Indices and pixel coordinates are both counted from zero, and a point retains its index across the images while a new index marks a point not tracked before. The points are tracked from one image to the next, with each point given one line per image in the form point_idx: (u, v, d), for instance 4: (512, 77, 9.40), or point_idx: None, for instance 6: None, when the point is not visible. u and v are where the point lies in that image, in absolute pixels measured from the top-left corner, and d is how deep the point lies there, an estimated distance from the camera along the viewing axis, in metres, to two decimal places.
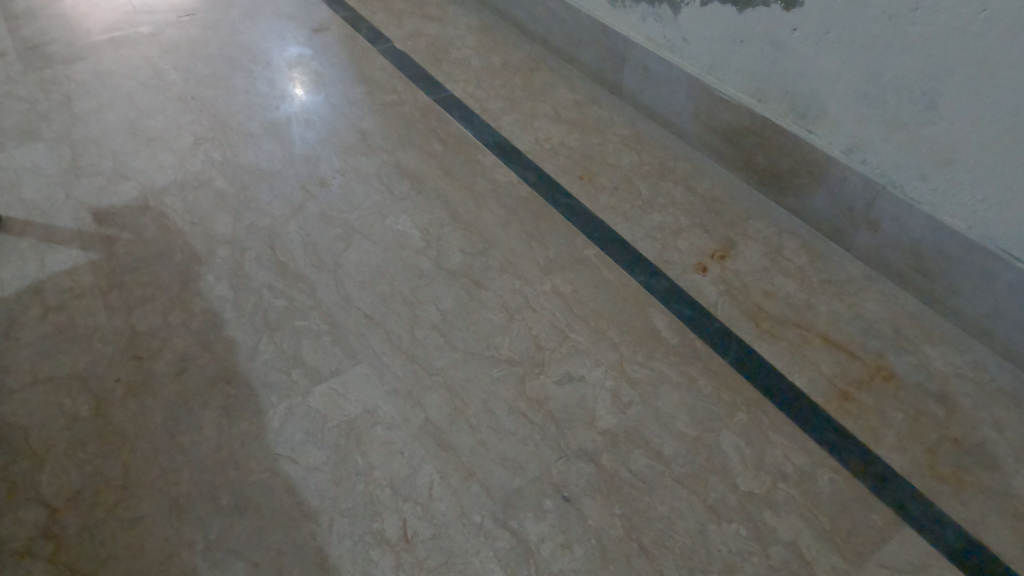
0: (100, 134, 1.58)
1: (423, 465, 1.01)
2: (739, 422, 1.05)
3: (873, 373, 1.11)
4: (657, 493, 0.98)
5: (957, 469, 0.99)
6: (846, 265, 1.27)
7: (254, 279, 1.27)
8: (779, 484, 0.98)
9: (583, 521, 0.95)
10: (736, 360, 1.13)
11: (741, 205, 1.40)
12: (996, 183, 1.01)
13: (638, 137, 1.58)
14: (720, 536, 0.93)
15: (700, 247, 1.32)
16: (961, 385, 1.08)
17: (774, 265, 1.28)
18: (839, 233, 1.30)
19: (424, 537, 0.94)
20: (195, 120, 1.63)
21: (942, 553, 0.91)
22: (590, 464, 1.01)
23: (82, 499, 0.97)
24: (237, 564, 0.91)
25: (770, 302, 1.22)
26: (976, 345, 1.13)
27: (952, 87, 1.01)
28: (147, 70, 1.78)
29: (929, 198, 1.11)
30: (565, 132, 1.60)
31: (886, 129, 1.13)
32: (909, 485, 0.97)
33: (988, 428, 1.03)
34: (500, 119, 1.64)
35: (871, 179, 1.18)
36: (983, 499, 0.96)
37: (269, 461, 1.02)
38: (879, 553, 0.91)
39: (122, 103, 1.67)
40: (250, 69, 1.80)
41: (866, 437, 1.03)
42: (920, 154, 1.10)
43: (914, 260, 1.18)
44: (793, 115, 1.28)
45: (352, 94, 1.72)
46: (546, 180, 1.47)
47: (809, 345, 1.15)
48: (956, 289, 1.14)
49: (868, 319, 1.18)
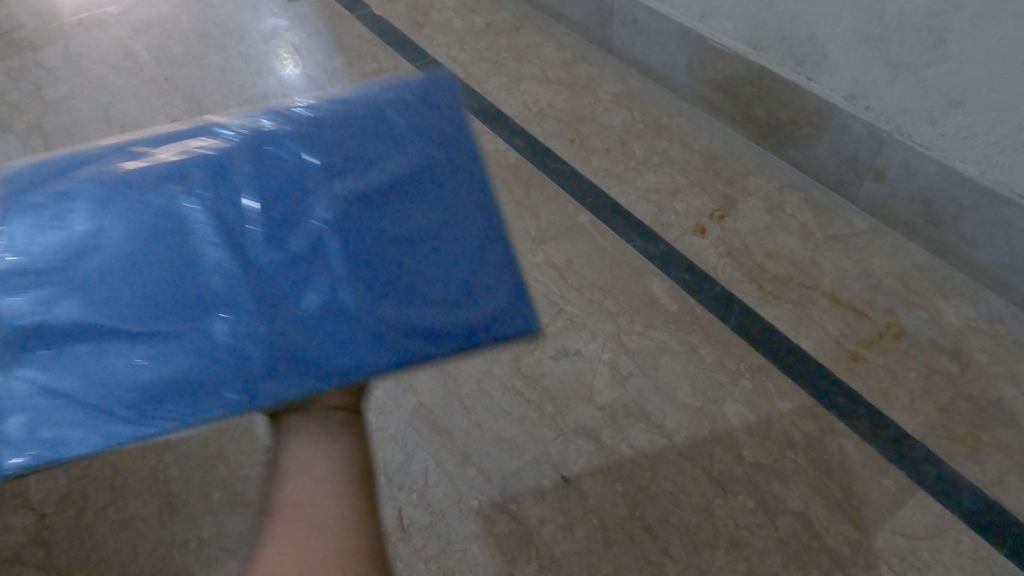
0: (72, 122, 1.53)
1: (418, 451, 0.98)
2: (743, 390, 1.01)
3: (883, 331, 1.06)
4: (661, 468, 0.94)
5: (973, 428, 0.95)
6: (852, 218, 1.22)
7: None
8: (787, 453, 0.94)
9: (584, 501, 0.92)
10: (738, 326, 1.09)
11: (740, 160, 1.34)
12: (1010, 125, 0.95)
13: (630, 94, 1.50)
14: (727, 509, 0.90)
15: (698, 208, 1.27)
16: (975, 340, 1.03)
17: (776, 222, 1.22)
18: (844, 185, 1.23)
19: (421, 525, 0.91)
20: (169, 101, 1.57)
21: (959, 517, 0.87)
22: (590, 441, 0.98)
23: (71, 502, 0.95)
24: (231, 562, 0.89)
25: (773, 262, 1.17)
26: (991, 296, 1.08)
27: (960, 22, 0.93)
28: (118, 51, 1.72)
29: (938, 143, 1.05)
30: (554, 93, 1.53)
31: (890, 72, 1.06)
32: (923, 448, 0.93)
33: (1004, 383, 0.98)
34: (485, 83, 1.57)
35: (876, 127, 1.12)
36: (1000, 459, 0.92)
37: (259, 455, 0.99)
38: (893, 520, 0.88)
39: (93, 88, 1.61)
40: (224, 44, 1.73)
41: (877, 399, 0.99)
42: (928, 97, 1.03)
43: (924, 210, 1.12)
44: (791, 62, 1.21)
45: (330, 65, 1.65)
46: (535, 145, 1.41)
47: (815, 304, 1.10)
48: (968, 239, 1.08)
49: (876, 274, 1.13)
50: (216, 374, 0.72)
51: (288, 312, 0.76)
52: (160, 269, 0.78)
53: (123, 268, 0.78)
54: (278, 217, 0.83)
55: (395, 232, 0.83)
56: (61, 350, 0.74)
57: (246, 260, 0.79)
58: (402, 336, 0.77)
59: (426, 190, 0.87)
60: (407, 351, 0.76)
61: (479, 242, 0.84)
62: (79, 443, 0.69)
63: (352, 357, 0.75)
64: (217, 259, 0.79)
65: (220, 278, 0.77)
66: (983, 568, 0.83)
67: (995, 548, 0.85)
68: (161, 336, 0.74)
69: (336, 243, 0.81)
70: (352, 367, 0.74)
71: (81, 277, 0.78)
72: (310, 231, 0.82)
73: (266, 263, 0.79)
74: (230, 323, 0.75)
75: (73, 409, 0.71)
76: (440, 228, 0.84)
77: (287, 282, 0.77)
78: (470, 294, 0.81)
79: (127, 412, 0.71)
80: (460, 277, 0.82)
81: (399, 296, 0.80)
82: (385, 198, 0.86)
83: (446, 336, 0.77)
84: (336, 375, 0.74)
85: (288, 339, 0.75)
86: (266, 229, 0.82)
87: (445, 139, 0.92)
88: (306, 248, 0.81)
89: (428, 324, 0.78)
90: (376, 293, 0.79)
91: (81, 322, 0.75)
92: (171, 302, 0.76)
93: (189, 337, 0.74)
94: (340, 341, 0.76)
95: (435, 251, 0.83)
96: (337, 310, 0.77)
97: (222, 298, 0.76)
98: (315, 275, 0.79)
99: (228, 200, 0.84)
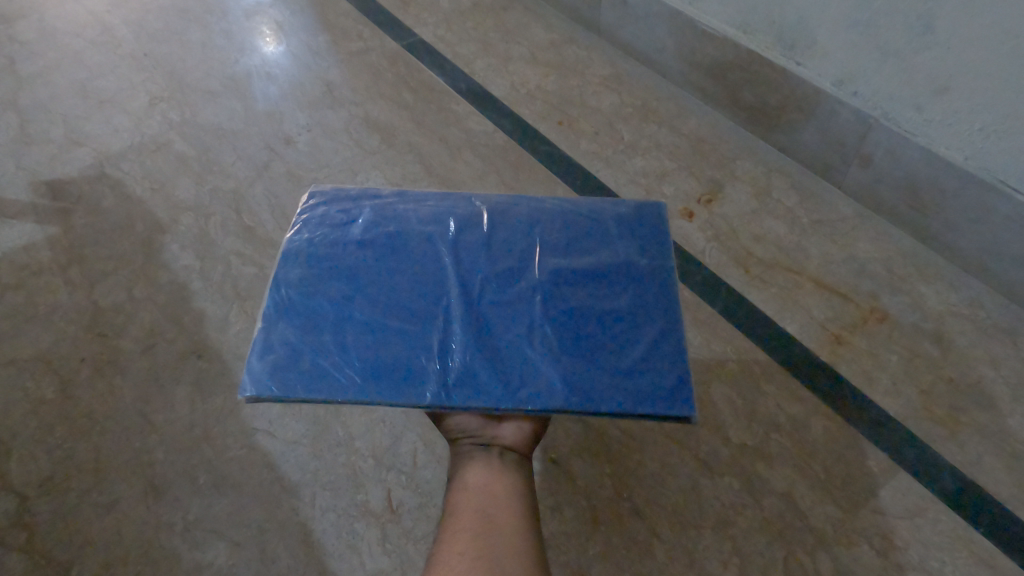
0: (48, 98, 1.49)
1: (406, 433, 0.98)
2: (729, 372, 1.02)
3: (866, 315, 1.07)
4: (648, 450, 0.95)
5: (952, 410, 0.97)
6: (837, 203, 1.23)
7: (221, 246, 1.21)
8: (772, 434, 0.96)
9: (572, 483, 0.93)
10: (726, 310, 1.10)
11: (728, 145, 1.34)
12: (995, 112, 0.96)
13: (619, 77, 1.50)
14: (713, 490, 0.91)
15: (686, 192, 1.27)
16: (956, 324, 1.05)
17: (763, 207, 1.23)
18: (830, 170, 1.24)
19: (410, 507, 0.91)
20: (149, 78, 1.54)
21: (939, 498, 0.89)
22: (578, 423, 0.98)
23: (53, 484, 0.94)
24: (219, 544, 0.89)
25: (760, 246, 1.18)
26: (972, 281, 1.10)
27: (949, 10, 0.93)
28: (95, 25, 1.67)
29: (925, 130, 1.06)
30: (541, 75, 1.52)
31: (879, 57, 1.06)
32: (905, 430, 0.95)
33: (983, 366, 1.00)
34: (473, 64, 1.56)
35: (863, 112, 1.12)
36: (978, 440, 0.93)
37: (246, 437, 0.98)
38: (875, 501, 0.89)
39: (70, 63, 1.57)
40: (205, 20, 1.69)
41: (860, 382, 1.00)
42: (915, 83, 1.03)
43: (909, 196, 1.13)
44: (780, 47, 1.21)
45: (315, 42, 1.62)
46: (523, 127, 1.40)
47: (800, 288, 1.11)
48: (951, 225, 1.09)
49: (861, 259, 1.14)
50: (399, 362, 0.65)
51: (486, 321, 0.68)
52: (470, 262, 0.71)
53: (412, 261, 0.71)
54: (507, 241, 0.74)
55: (601, 283, 0.71)
56: (322, 324, 0.67)
57: (536, 286, 0.70)
58: (574, 388, 0.63)
59: (618, 252, 0.73)
60: (577, 394, 0.63)
61: (668, 322, 0.68)
62: (287, 387, 0.63)
63: (522, 384, 0.64)
64: (483, 267, 0.71)
65: (505, 282, 0.70)
66: (961, 546, 0.85)
67: (972, 526, 0.87)
68: (414, 320, 0.67)
69: (557, 274, 0.71)
70: (515, 393, 0.63)
71: (398, 254, 0.72)
72: (541, 262, 0.72)
73: (518, 280, 0.70)
74: (441, 325, 0.67)
75: (298, 358, 0.65)
76: (634, 305, 0.69)
77: (575, 308, 0.69)
78: (639, 366, 0.65)
79: (358, 371, 0.64)
80: (640, 344, 0.66)
81: (588, 354, 0.66)
82: (591, 245, 0.74)
83: (610, 396, 0.63)
84: (499, 395, 0.63)
85: (466, 348, 0.65)
86: (586, 264, 0.72)
87: (654, 234, 0.75)
88: (517, 267, 0.71)
89: (598, 382, 0.64)
90: (570, 336, 0.67)
91: (304, 280, 0.70)
92: (441, 288, 0.69)
93: (404, 331, 0.66)
94: (511, 364, 0.65)
95: (624, 321, 0.68)
96: (547, 333, 0.66)
97: (499, 301, 0.69)
98: (526, 297, 0.69)
99: (447, 210, 0.76)
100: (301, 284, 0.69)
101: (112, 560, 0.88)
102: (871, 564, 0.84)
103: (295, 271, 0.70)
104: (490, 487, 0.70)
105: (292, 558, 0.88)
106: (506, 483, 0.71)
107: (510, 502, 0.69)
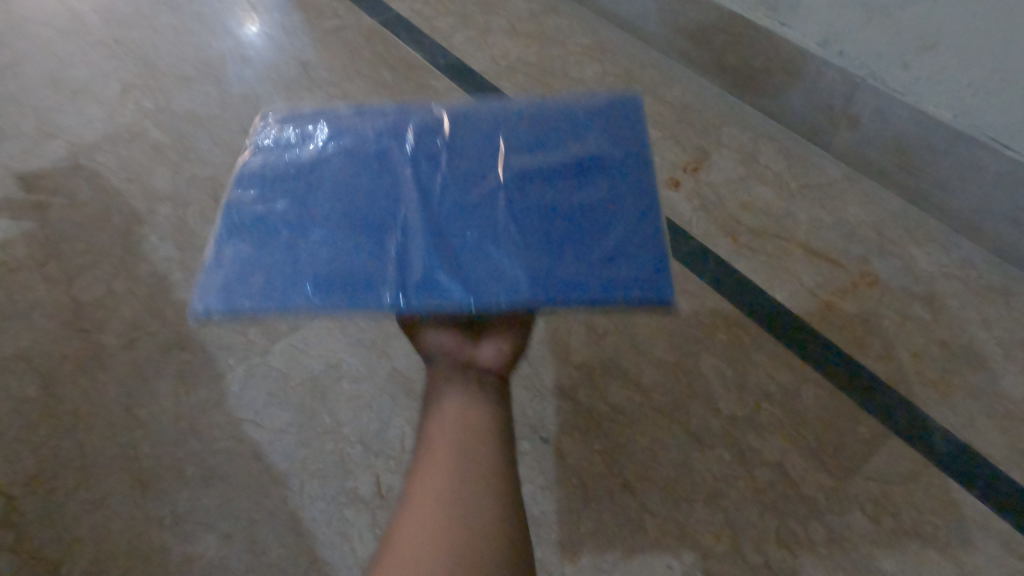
0: (17, 89, 1.45)
1: (394, 417, 0.97)
2: (719, 343, 1.01)
3: (857, 280, 1.06)
4: (638, 425, 0.94)
5: (945, 372, 0.95)
6: (826, 166, 1.20)
7: (200, 235, 1.19)
8: (763, 404, 0.95)
9: (562, 461, 0.92)
10: (714, 279, 1.08)
11: (714, 111, 1.31)
12: (983, 67, 0.93)
13: (601, 45, 1.46)
14: (704, 463, 0.90)
15: (672, 161, 1.24)
16: (948, 285, 1.04)
17: (751, 173, 1.21)
18: (818, 134, 1.22)
19: (399, 492, 0.91)
20: (121, 65, 1.50)
21: (931, 461, 0.88)
22: (567, 401, 0.97)
23: (39, 483, 0.93)
24: (209, 536, 0.88)
25: (747, 214, 1.16)
26: (963, 241, 1.08)
27: None
28: (62, 13, 1.63)
29: (912, 88, 1.03)
30: (522, 47, 1.48)
31: (864, 15, 1.03)
32: (897, 393, 0.94)
33: (975, 326, 0.99)
34: (451, 38, 1.52)
35: (849, 73, 1.10)
36: (971, 402, 0.93)
37: (232, 428, 0.97)
38: (867, 467, 0.89)
39: (39, 53, 1.53)
40: (176, 3, 1.65)
41: (851, 348, 0.99)
42: (901, 40, 1.00)
43: (898, 156, 1.10)
44: (764, 8, 1.17)
45: (289, 22, 1.58)
46: (504, 102, 1.37)
47: (790, 256, 1.10)
48: (941, 184, 1.07)
49: (850, 223, 1.12)
50: (363, 270, 0.68)
51: (446, 223, 0.70)
52: (430, 170, 0.74)
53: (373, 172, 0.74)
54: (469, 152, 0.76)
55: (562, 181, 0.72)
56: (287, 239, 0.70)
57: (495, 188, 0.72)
58: (538, 281, 0.65)
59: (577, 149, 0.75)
60: (543, 284, 0.65)
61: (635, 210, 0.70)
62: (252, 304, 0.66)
63: (484, 280, 0.66)
64: (445, 173, 0.73)
65: (466, 186, 0.72)
66: (953, 509, 0.85)
67: (966, 488, 0.86)
68: (373, 230, 0.70)
69: (517, 176, 0.72)
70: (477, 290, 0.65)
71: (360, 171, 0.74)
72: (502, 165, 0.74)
73: (479, 183, 0.73)
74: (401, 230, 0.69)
75: (264, 272, 0.68)
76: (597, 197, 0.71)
77: (537, 206, 0.70)
78: (605, 254, 0.67)
79: (322, 279, 0.67)
80: (606, 235, 0.68)
81: (555, 250, 0.68)
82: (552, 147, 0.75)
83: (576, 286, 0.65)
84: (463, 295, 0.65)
85: (424, 250, 0.68)
86: (553, 159, 0.74)
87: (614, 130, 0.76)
88: (477, 173, 0.73)
89: (561, 277, 0.66)
90: (534, 231, 0.69)
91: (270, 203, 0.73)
92: (399, 195, 0.72)
93: (364, 240, 0.69)
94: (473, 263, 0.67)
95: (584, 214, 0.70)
96: (508, 231, 0.68)
97: (460, 207, 0.71)
98: (487, 199, 0.71)
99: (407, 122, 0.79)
100: (267, 207, 0.73)
101: (102, 556, 0.87)
102: (864, 531, 0.84)
103: (261, 195, 0.74)
104: (465, 412, 0.68)
105: (283, 547, 0.87)
106: (480, 406, 0.70)
107: (489, 432, 0.66)
